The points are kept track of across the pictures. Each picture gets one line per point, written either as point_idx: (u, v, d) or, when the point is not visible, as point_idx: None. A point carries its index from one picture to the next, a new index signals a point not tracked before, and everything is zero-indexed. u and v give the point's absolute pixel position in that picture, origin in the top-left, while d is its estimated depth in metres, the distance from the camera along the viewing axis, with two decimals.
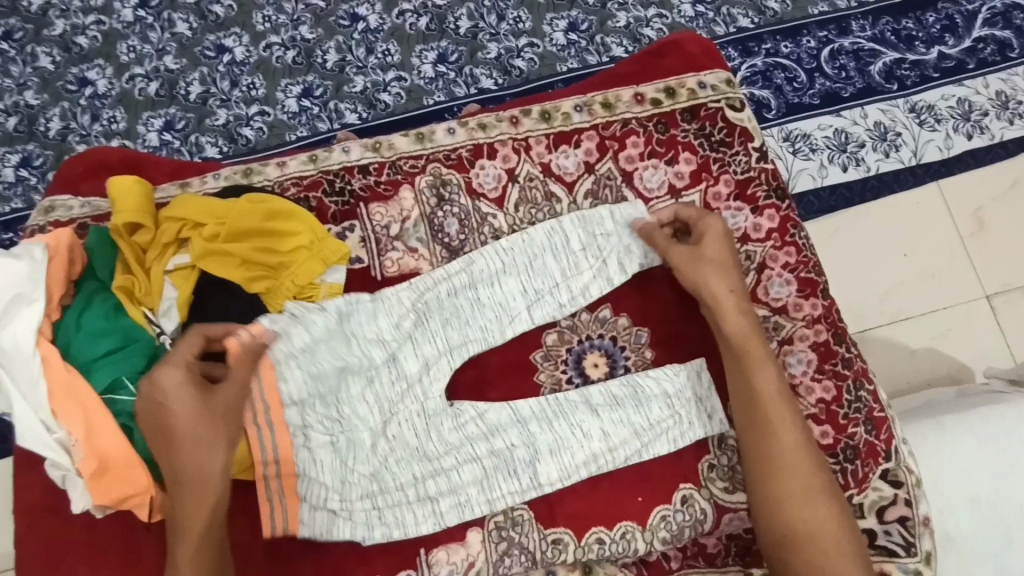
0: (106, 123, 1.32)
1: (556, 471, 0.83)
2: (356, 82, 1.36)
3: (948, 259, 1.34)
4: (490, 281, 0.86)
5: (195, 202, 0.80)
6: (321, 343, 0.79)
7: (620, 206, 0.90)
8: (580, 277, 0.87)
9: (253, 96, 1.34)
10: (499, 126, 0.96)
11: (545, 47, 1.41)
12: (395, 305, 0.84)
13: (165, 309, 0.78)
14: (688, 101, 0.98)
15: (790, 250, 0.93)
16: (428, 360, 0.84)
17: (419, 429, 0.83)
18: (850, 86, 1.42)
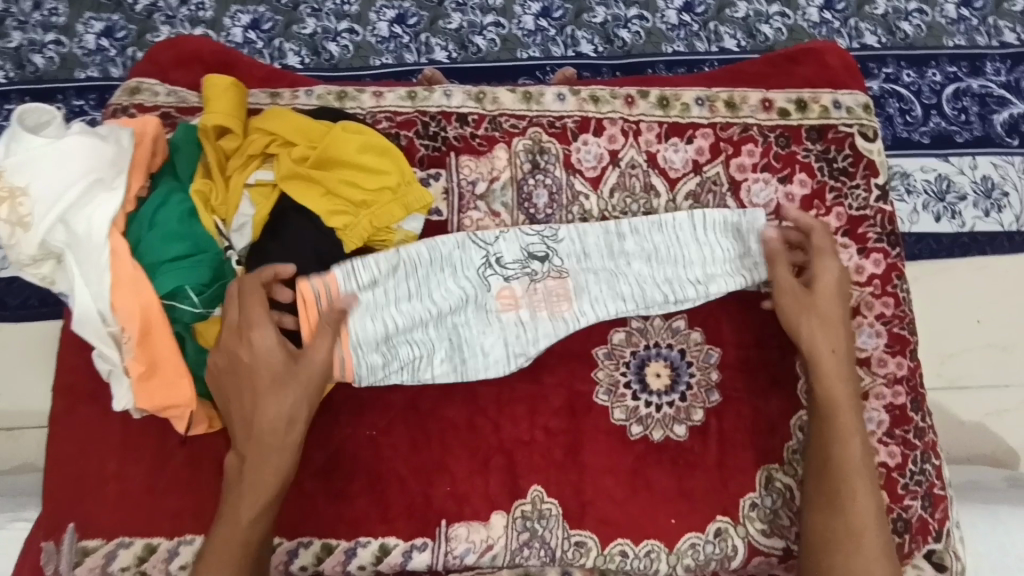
0: (193, 9, 1.28)
1: (618, 288, 0.83)
2: (452, 19, 1.30)
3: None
4: (566, 259, 0.84)
5: (292, 118, 0.76)
6: (387, 280, 0.78)
7: (727, 209, 0.84)
8: (664, 286, 0.83)
9: (345, 12, 1.29)
10: (612, 102, 0.90)
11: (654, 22, 1.32)
12: (467, 257, 0.82)
13: (238, 225, 0.75)
14: (817, 119, 0.90)
15: (888, 301, 0.87)
16: (488, 315, 0.82)
17: (479, 328, 0.82)
18: (967, 132, 1.31)
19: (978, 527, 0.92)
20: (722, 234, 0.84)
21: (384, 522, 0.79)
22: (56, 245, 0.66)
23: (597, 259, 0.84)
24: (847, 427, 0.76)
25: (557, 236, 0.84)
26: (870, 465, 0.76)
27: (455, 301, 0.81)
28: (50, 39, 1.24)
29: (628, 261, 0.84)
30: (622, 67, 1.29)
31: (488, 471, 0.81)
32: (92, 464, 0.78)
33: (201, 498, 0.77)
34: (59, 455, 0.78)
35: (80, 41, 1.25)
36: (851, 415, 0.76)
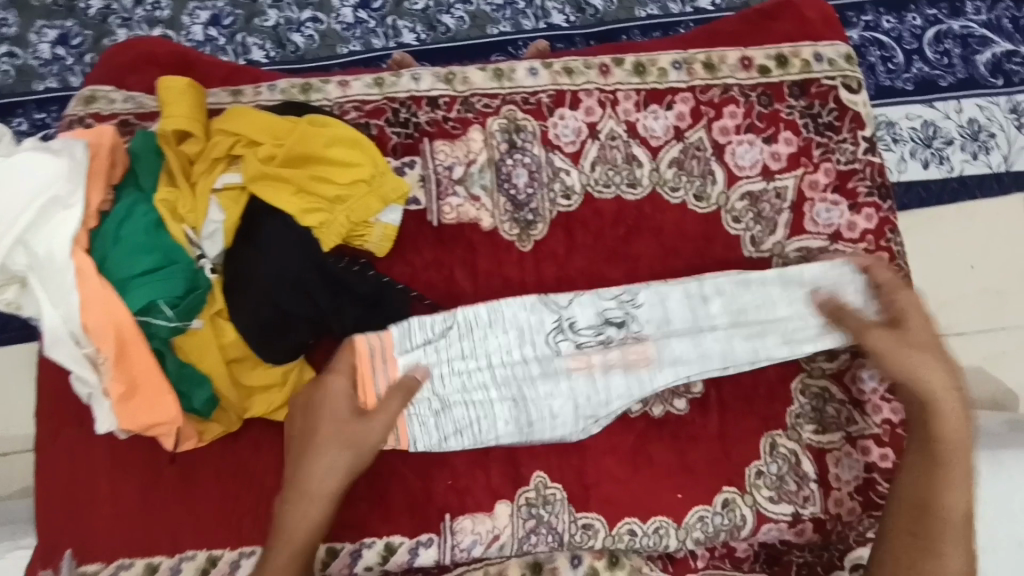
0: (149, 9, 1.23)
1: (685, 352, 0.80)
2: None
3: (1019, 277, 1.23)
4: (643, 321, 0.80)
5: (254, 116, 0.72)
6: (441, 343, 0.78)
7: (822, 265, 0.83)
8: (753, 340, 0.80)
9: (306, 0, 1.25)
10: (586, 73, 0.86)
11: None
12: (535, 322, 0.80)
13: (209, 233, 0.71)
14: (799, 74, 0.87)
15: (883, 256, 0.85)
16: (557, 377, 0.79)
17: (536, 397, 0.79)
18: (950, 75, 1.29)
19: (984, 476, 0.91)
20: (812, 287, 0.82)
21: (386, 521, 0.78)
22: (18, 268, 0.64)
23: (677, 321, 0.80)
24: (955, 460, 0.72)
25: (627, 298, 0.81)
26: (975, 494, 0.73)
27: (518, 365, 0.79)
28: (3, 51, 1.19)
29: (718, 322, 0.81)
30: (597, 36, 1.25)
31: (488, 461, 0.80)
32: (83, 486, 0.76)
33: (196, 511, 0.76)
34: (48, 481, 0.76)
35: (35, 51, 1.20)
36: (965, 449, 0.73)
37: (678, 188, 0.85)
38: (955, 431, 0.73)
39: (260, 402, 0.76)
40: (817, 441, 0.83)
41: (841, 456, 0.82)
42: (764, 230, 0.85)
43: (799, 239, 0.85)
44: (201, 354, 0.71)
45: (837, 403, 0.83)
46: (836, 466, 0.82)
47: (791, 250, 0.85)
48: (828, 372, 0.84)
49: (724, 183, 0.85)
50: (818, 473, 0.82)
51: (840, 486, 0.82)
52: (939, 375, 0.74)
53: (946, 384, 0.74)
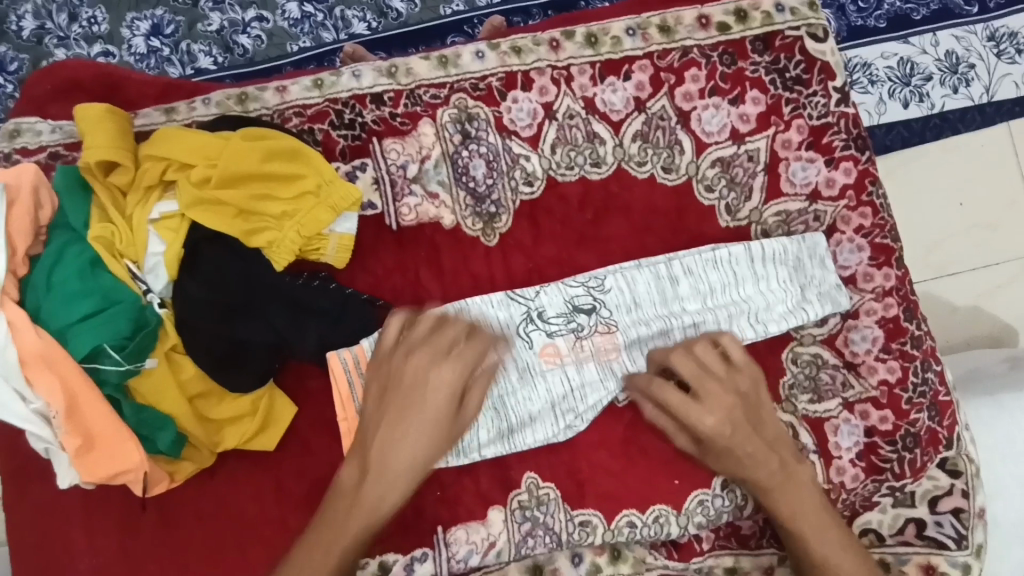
0: (85, 25, 1.15)
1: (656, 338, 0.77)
2: None
3: (1007, 210, 1.22)
4: (613, 308, 0.78)
5: (183, 137, 0.68)
6: None
7: (779, 238, 0.79)
8: (722, 323, 0.77)
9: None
10: (536, 50, 0.81)
11: None
12: (506, 318, 0.77)
13: (151, 266, 0.68)
14: (761, 27, 0.82)
15: (865, 211, 0.81)
16: (533, 376, 0.77)
17: (515, 394, 0.76)
18: (923, 7, 1.23)
19: (989, 424, 0.89)
20: (772, 265, 0.79)
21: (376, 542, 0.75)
22: None
23: (650, 306, 0.78)
24: (791, 489, 0.70)
25: (599, 285, 0.78)
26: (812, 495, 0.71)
27: (494, 366, 0.76)
28: None
29: (687, 303, 0.78)
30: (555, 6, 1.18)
31: (475, 467, 0.77)
32: (59, 540, 0.73)
33: (180, 551, 0.73)
34: (24, 536, 0.73)
35: None
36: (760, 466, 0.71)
37: (644, 162, 0.81)
38: (761, 470, 0.70)
39: (233, 435, 0.73)
40: (814, 410, 0.80)
41: (839, 423, 0.80)
42: (739, 196, 0.81)
43: (777, 203, 0.81)
44: (160, 394, 0.68)
45: (830, 369, 0.80)
46: (835, 434, 0.79)
47: (769, 215, 0.81)
48: (820, 338, 0.81)
49: (693, 151, 0.81)
50: (819, 444, 0.79)
51: (841, 454, 0.79)
52: (693, 418, 0.70)
53: (724, 429, 0.69)
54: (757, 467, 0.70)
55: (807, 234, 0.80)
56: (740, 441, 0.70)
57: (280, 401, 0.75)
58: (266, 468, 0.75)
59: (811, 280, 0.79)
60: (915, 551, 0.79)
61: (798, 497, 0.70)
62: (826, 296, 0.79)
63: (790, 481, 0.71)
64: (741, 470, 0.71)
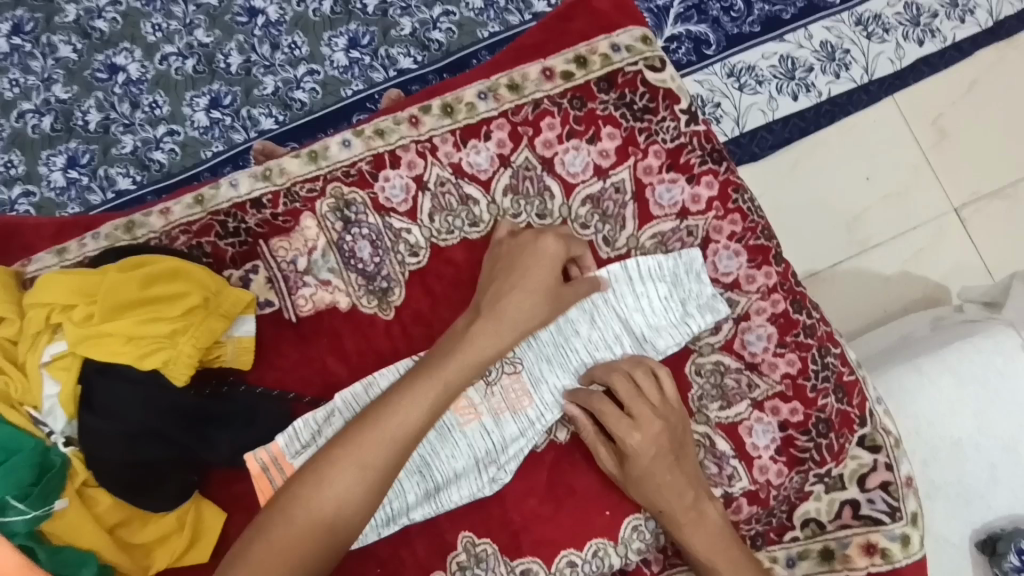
0: (3, 170, 1.19)
1: (561, 375, 0.80)
2: (266, 83, 1.22)
3: (904, 177, 1.27)
4: (514, 352, 0.81)
5: (61, 280, 0.71)
6: (326, 429, 0.77)
7: (657, 256, 0.83)
8: (615, 346, 0.81)
9: (157, 116, 1.21)
10: (398, 129, 0.86)
11: (462, 13, 1.26)
12: None
13: (49, 408, 0.70)
14: (602, 69, 0.88)
15: (735, 218, 0.86)
16: (451, 433, 0.78)
17: (437, 455, 0.78)
18: (791, 6, 1.30)
19: (913, 391, 0.89)
20: (653, 283, 0.82)
21: None
22: None
23: (550, 343, 0.81)
24: (703, 522, 0.74)
25: None
26: (725, 535, 0.74)
27: None
28: None
29: (583, 332, 0.81)
30: (448, 69, 1.23)
31: (409, 538, 0.78)
32: None
33: None
34: None
35: None
36: (682, 499, 0.74)
37: (519, 214, 0.85)
38: (675, 500, 0.74)
39: (163, 554, 0.74)
40: (726, 417, 0.82)
41: (752, 424, 0.82)
42: (614, 227, 0.85)
43: (650, 227, 0.85)
44: (75, 532, 0.68)
45: (733, 372, 0.83)
46: (750, 435, 0.82)
47: (645, 239, 0.85)
48: (718, 345, 0.84)
49: (562, 194, 0.85)
50: (737, 448, 0.81)
51: (760, 453, 0.82)
52: (622, 433, 0.74)
53: (647, 449, 0.74)
54: (676, 494, 0.74)
55: (677, 249, 0.84)
56: (661, 466, 0.74)
57: (207, 511, 0.77)
58: None
59: (691, 292, 0.82)
60: (853, 532, 0.81)
61: (700, 534, 0.74)
62: (706, 303, 0.82)
63: (691, 517, 0.74)
64: (651, 499, 0.75)
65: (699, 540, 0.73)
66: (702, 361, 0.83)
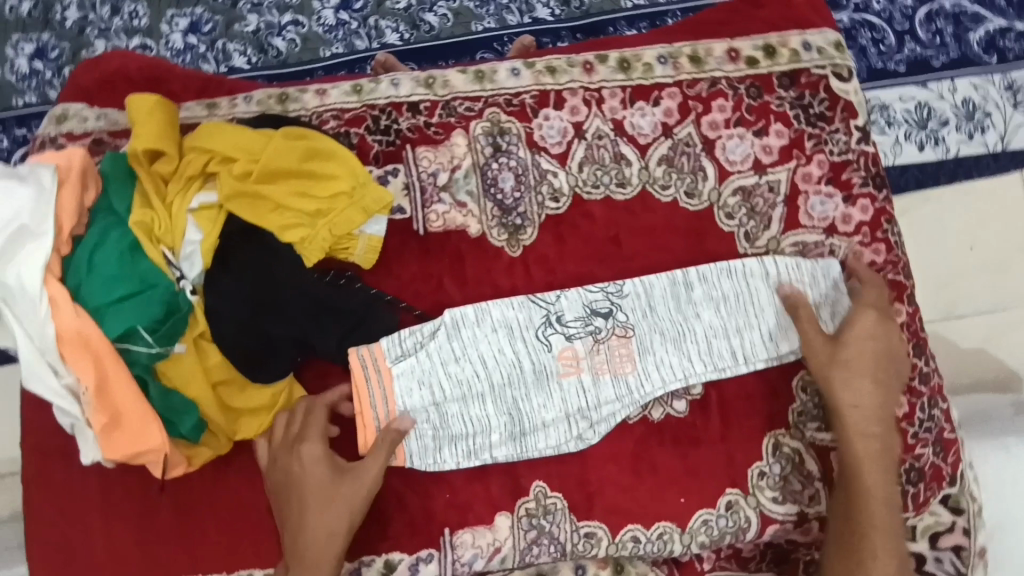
0: (127, 18, 1.18)
1: (673, 356, 0.79)
2: None
3: (1012, 249, 1.17)
4: (631, 315, 0.80)
5: (228, 133, 0.71)
6: (430, 344, 0.77)
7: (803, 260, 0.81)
8: (733, 338, 0.80)
9: (287, 3, 1.18)
10: (570, 71, 0.85)
11: None
12: (526, 322, 0.79)
13: (187, 254, 0.70)
14: (788, 64, 0.85)
15: (879, 247, 0.83)
16: (549, 381, 0.79)
17: (529, 398, 0.78)
18: (943, 55, 1.21)
19: (999, 465, 0.87)
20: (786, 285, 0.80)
21: (385, 542, 0.76)
22: None
23: (675, 316, 0.80)
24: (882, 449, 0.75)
25: (624, 294, 0.80)
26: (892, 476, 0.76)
27: (512, 367, 0.78)
28: None
29: (706, 316, 0.80)
30: (584, 31, 1.18)
31: (487, 472, 0.78)
32: (75, 520, 0.75)
33: (192, 540, 0.75)
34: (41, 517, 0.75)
35: (11, 65, 1.17)
36: (874, 412, 0.75)
37: (668, 186, 0.83)
38: (873, 411, 0.75)
39: (250, 424, 0.74)
40: (821, 439, 0.81)
41: None
42: (758, 225, 0.83)
43: (795, 233, 0.83)
44: (184, 379, 0.70)
45: None
46: None
47: (786, 244, 0.83)
48: None
49: (716, 178, 0.83)
50: (823, 472, 0.80)
51: None
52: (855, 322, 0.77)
53: (865, 345, 0.77)
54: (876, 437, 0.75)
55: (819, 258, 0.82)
56: (867, 369, 0.76)
57: (299, 396, 0.76)
58: None
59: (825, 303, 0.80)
60: None
61: (885, 505, 0.73)
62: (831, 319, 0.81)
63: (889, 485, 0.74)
64: (857, 436, 0.75)
65: (874, 464, 0.74)
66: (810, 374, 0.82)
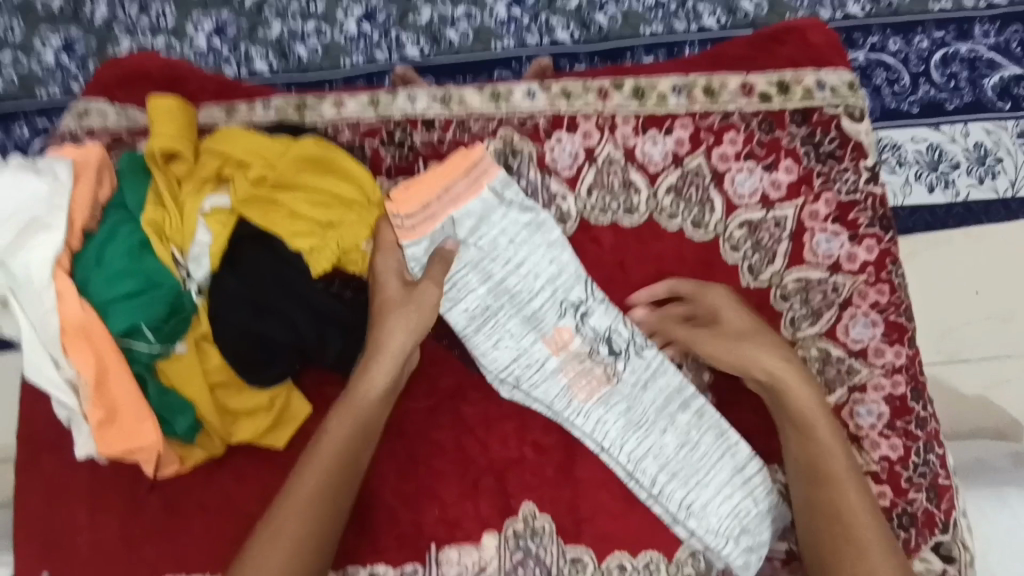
0: (154, 18, 1.20)
1: (615, 431, 0.78)
2: (423, 12, 1.20)
3: (1018, 296, 1.16)
4: (627, 372, 0.80)
5: (243, 138, 0.72)
6: (513, 215, 0.80)
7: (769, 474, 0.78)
8: (666, 473, 0.78)
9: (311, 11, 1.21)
10: (584, 96, 0.85)
11: (631, 4, 1.21)
12: (567, 288, 0.80)
13: (195, 254, 0.70)
14: (800, 101, 0.85)
15: (883, 288, 0.83)
16: (568, 314, 0.80)
17: (517, 311, 0.80)
18: (958, 98, 1.20)
19: (992, 514, 0.87)
20: (742, 490, 0.77)
21: (373, 554, 0.76)
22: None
23: (634, 432, 0.79)
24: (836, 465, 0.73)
25: (619, 333, 0.80)
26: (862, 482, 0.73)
27: (530, 285, 0.80)
28: (7, 57, 1.19)
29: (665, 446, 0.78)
30: (600, 55, 1.19)
31: (478, 491, 0.78)
32: (62, 512, 0.75)
33: (176, 541, 0.75)
34: (31, 503, 0.75)
35: (39, 57, 1.19)
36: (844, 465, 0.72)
37: (675, 215, 0.84)
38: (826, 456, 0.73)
39: (246, 428, 0.74)
40: None
41: None
42: (762, 259, 0.84)
43: (799, 269, 0.83)
44: (183, 379, 0.70)
45: None
46: None
47: (789, 280, 0.83)
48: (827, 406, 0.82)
49: (723, 211, 0.84)
50: None
51: None
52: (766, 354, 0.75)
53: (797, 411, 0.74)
54: (845, 491, 0.71)
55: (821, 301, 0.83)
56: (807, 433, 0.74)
57: (296, 401, 0.76)
58: (272, 466, 0.76)
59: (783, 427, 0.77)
60: None
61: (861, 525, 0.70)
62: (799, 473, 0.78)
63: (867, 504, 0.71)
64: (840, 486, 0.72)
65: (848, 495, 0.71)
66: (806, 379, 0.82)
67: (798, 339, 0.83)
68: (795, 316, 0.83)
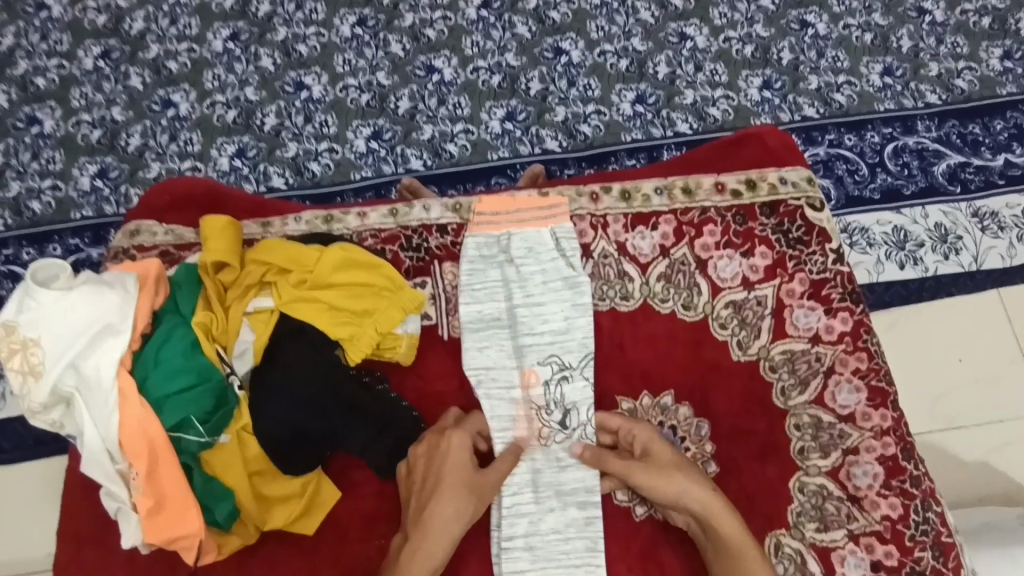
0: (182, 145, 1.35)
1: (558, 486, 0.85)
2: (425, 130, 1.36)
3: (999, 364, 1.24)
4: (565, 442, 0.87)
5: (282, 248, 0.82)
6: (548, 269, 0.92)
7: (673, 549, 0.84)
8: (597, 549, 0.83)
9: (324, 133, 1.36)
10: (579, 200, 0.98)
11: (611, 115, 1.37)
12: (570, 341, 0.90)
13: (239, 351, 0.79)
14: (768, 195, 0.98)
15: (862, 356, 0.90)
16: (549, 363, 0.89)
17: (517, 335, 0.90)
18: (912, 184, 1.34)
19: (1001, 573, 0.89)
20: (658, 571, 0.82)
21: None
22: (66, 390, 0.69)
23: (548, 520, 0.84)
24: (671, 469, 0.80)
25: (574, 408, 0.88)
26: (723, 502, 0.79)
27: (554, 319, 0.90)
28: (47, 184, 1.32)
29: (573, 535, 0.83)
30: (587, 159, 1.34)
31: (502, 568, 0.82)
32: None
33: None
34: None
35: (76, 184, 1.32)
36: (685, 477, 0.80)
37: (667, 299, 0.93)
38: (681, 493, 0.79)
39: (280, 514, 0.80)
40: (821, 540, 0.84)
41: (846, 554, 0.84)
42: (749, 334, 0.92)
43: (783, 342, 0.92)
44: (226, 467, 0.76)
45: (836, 500, 0.86)
46: (842, 565, 0.83)
47: (775, 351, 0.91)
48: (825, 469, 0.87)
49: (709, 293, 0.94)
50: (827, 573, 0.83)
51: None
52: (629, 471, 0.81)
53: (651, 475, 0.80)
54: (682, 481, 0.79)
55: (806, 370, 0.90)
56: (659, 478, 0.79)
57: (326, 488, 0.82)
58: (306, 555, 0.81)
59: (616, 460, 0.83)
60: None
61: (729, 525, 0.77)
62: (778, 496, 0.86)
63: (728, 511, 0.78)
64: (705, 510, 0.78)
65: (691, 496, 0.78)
66: (800, 445, 0.88)
67: (791, 407, 0.90)
68: (785, 386, 0.90)
